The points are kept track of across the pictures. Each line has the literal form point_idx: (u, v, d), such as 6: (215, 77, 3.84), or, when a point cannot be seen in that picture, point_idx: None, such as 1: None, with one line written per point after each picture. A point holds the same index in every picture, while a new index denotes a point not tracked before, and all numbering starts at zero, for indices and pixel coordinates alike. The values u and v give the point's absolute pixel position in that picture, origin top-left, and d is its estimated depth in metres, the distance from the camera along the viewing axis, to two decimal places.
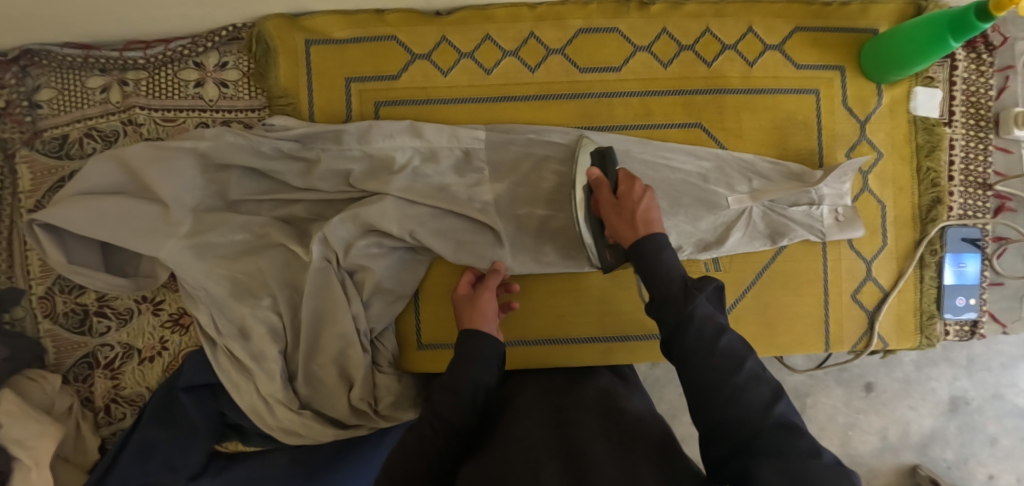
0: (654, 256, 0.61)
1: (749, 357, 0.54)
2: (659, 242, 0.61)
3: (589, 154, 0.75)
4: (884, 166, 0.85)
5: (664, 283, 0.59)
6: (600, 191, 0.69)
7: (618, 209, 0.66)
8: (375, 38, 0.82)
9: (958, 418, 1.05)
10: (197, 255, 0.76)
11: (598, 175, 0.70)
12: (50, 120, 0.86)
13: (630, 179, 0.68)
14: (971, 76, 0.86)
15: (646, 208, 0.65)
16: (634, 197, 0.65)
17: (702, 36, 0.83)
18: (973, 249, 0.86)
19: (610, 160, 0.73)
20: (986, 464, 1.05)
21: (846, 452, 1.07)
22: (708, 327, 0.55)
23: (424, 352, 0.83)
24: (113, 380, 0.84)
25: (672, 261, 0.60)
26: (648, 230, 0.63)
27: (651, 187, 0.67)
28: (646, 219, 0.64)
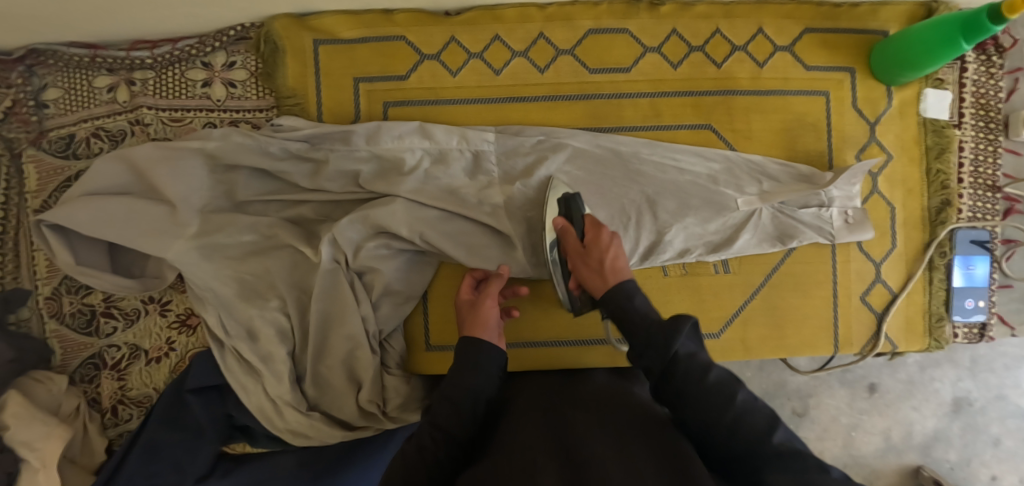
0: (624, 303, 0.64)
1: (741, 389, 0.54)
2: (628, 288, 0.66)
3: (555, 200, 0.76)
4: (894, 168, 0.85)
5: (643, 330, 0.60)
6: (567, 240, 0.73)
7: (585, 258, 0.70)
8: (384, 38, 0.82)
9: (961, 418, 1.05)
10: (206, 255, 0.76)
11: (564, 224, 0.73)
12: (56, 120, 0.85)
13: (595, 227, 0.72)
14: (980, 79, 0.86)
15: (613, 256, 0.69)
16: (600, 245, 0.70)
17: (711, 37, 0.83)
18: (982, 251, 0.86)
19: (576, 205, 0.76)
20: (989, 466, 1.05)
21: (849, 454, 1.06)
22: (695, 363, 0.56)
23: (432, 354, 0.82)
24: (119, 381, 0.83)
25: (645, 304, 0.64)
26: (616, 278, 0.67)
27: (617, 233, 0.72)
28: (614, 267, 0.68)
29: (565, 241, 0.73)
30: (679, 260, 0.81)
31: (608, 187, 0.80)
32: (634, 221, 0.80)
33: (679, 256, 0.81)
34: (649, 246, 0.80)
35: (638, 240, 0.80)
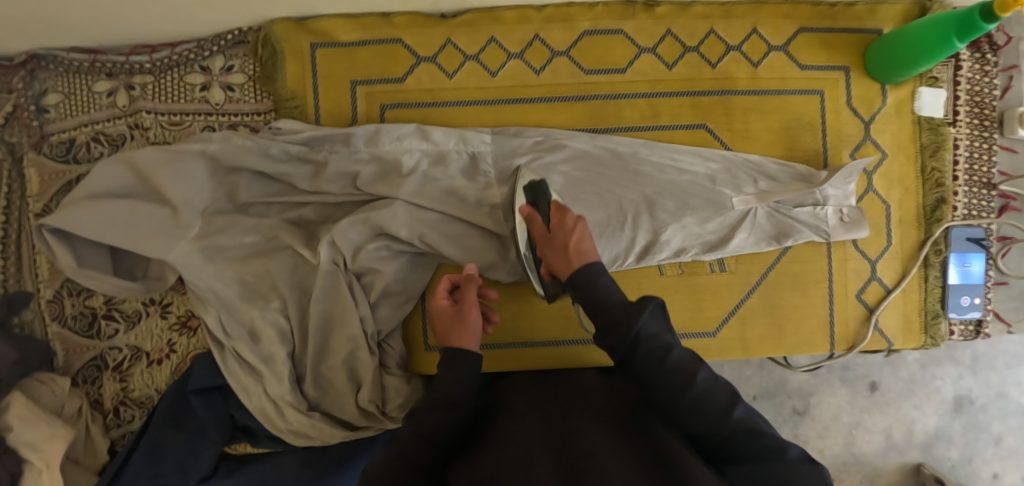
0: (589, 284, 0.66)
1: (700, 369, 0.56)
2: (592, 268, 0.67)
3: (522, 190, 0.77)
4: (890, 166, 0.86)
5: (606, 312, 0.62)
6: (534, 227, 0.74)
7: (551, 242, 0.72)
8: (382, 41, 0.82)
9: (963, 417, 1.05)
10: (207, 257, 0.77)
11: (529, 210, 0.75)
12: (58, 124, 0.86)
13: (560, 211, 0.73)
14: (976, 76, 0.86)
15: (577, 238, 0.71)
16: (565, 229, 0.71)
17: (707, 37, 0.84)
18: (978, 248, 0.86)
19: (542, 194, 0.77)
20: (991, 463, 1.05)
21: (851, 452, 1.06)
22: (658, 343, 0.57)
23: (432, 354, 0.83)
24: (122, 382, 0.84)
25: (607, 285, 0.66)
26: (580, 259, 0.69)
27: (582, 217, 0.73)
28: (578, 249, 0.70)
29: (532, 229, 0.75)
30: (675, 259, 0.81)
31: (606, 187, 0.81)
32: (631, 221, 0.81)
33: (675, 255, 0.81)
34: (646, 245, 0.81)
35: (634, 239, 0.81)
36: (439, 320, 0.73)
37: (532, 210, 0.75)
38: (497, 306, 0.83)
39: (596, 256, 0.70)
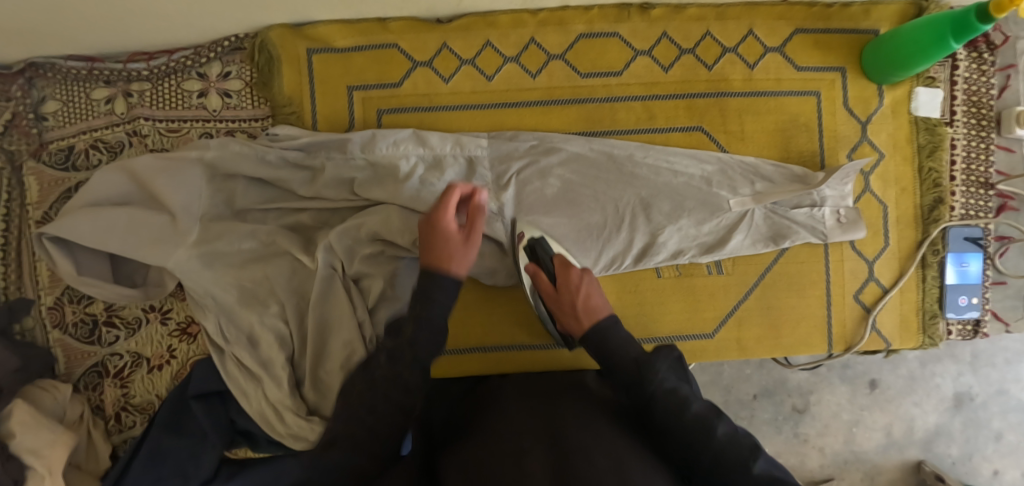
0: (602, 344, 0.72)
1: (720, 423, 0.61)
2: (603, 327, 0.73)
3: (523, 249, 0.78)
4: (887, 166, 0.85)
5: (622, 369, 0.69)
6: (540, 284, 0.77)
7: (560, 301, 0.76)
8: (377, 46, 0.82)
9: (964, 414, 1.05)
10: (205, 264, 0.77)
11: (535, 268, 0.77)
12: (56, 132, 0.87)
13: (566, 268, 0.77)
14: (972, 76, 0.86)
15: (585, 295, 0.75)
16: (572, 289, 0.75)
17: (703, 39, 0.84)
18: (975, 248, 0.86)
19: (544, 249, 0.78)
20: (991, 460, 1.06)
21: (850, 450, 1.06)
22: (674, 397, 0.63)
23: None
24: (122, 389, 0.85)
25: (622, 340, 0.72)
26: (591, 320, 0.74)
27: (586, 270, 0.77)
28: (586, 308, 0.75)
29: (539, 285, 0.78)
30: (672, 262, 0.82)
31: (602, 190, 0.81)
32: (628, 223, 0.81)
33: (672, 257, 0.81)
34: (643, 248, 0.81)
35: (631, 241, 0.81)
36: (441, 240, 0.70)
37: (537, 266, 0.77)
38: (494, 309, 0.83)
39: (604, 310, 0.75)
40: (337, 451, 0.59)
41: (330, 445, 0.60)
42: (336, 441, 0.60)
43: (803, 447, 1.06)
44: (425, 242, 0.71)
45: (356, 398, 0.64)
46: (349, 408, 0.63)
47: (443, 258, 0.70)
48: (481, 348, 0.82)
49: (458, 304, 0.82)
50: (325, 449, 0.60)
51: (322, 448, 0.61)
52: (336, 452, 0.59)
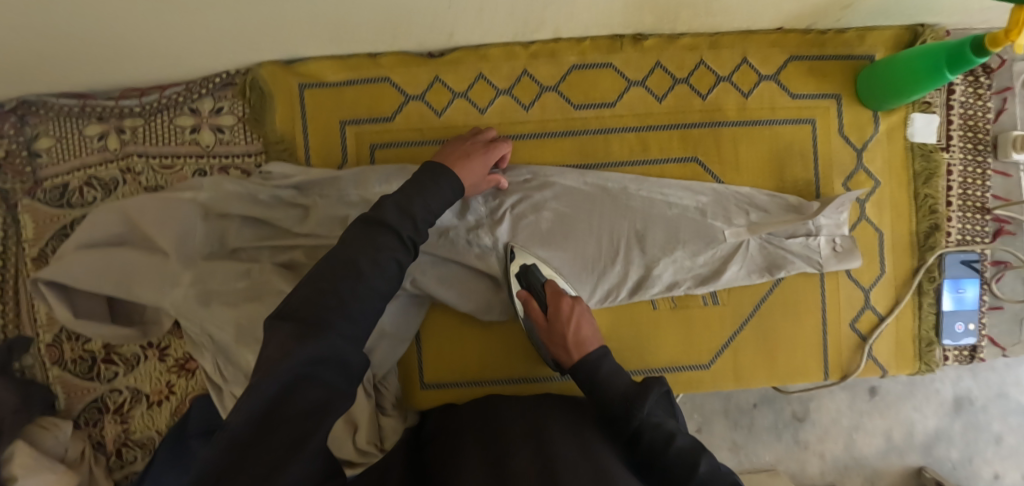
0: (591, 375, 0.71)
1: (703, 460, 0.60)
2: (592, 359, 0.72)
3: (514, 275, 0.78)
4: (882, 194, 0.85)
5: (608, 401, 0.68)
6: (531, 312, 0.77)
7: (550, 332, 0.76)
8: (369, 80, 0.82)
9: (963, 417, 1.06)
10: (201, 303, 0.77)
11: (527, 295, 0.76)
12: (50, 169, 0.86)
13: (557, 297, 0.77)
14: (968, 100, 0.86)
15: (575, 327, 0.75)
16: (563, 319, 0.75)
17: (696, 68, 0.83)
18: (971, 273, 0.86)
19: (535, 276, 0.79)
20: (992, 464, 1.06)
21: (851, 456, 1.06)
22: (660, 432, 0.63)
23: (427, 391, 0.83)
24: (123, 424, 0.85)
25: (612, 370, 0.71)
26: (580, 352, 0.73)
27: (578, 301, 0.77)
28: (576, 340, 0.74)
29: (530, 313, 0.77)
30: (667, 294, 0.81)
31: (596, 222, 0.81)
32: (623, 256, 0.81)
33: (667, 290, 0.81)
34: (638, 279, 0.81)
35: (626, 273, 0.81)
36: (475, 158, 0.74)
37: (529, 294, 0.77)
38: (491, 343, 0.83)
39: (594, 343, 0.75)
40: (325, 336, 0.52)
41: (320, 326, 0.53)
42: (325, 323, 0.53)
43: (803, 453, 1.06)
44: (458, 149, 0.74)
45: (334, 279, 0.57)
46: (331, 287, 0.56)
47: (461, 166, 0.73)
48: (477, 382, 0.83)
49: (455, 339, 0.82)
50: (312, 330, 0.52)
51: (306, 330, 0.52)
52: (326, 335, 0.52)
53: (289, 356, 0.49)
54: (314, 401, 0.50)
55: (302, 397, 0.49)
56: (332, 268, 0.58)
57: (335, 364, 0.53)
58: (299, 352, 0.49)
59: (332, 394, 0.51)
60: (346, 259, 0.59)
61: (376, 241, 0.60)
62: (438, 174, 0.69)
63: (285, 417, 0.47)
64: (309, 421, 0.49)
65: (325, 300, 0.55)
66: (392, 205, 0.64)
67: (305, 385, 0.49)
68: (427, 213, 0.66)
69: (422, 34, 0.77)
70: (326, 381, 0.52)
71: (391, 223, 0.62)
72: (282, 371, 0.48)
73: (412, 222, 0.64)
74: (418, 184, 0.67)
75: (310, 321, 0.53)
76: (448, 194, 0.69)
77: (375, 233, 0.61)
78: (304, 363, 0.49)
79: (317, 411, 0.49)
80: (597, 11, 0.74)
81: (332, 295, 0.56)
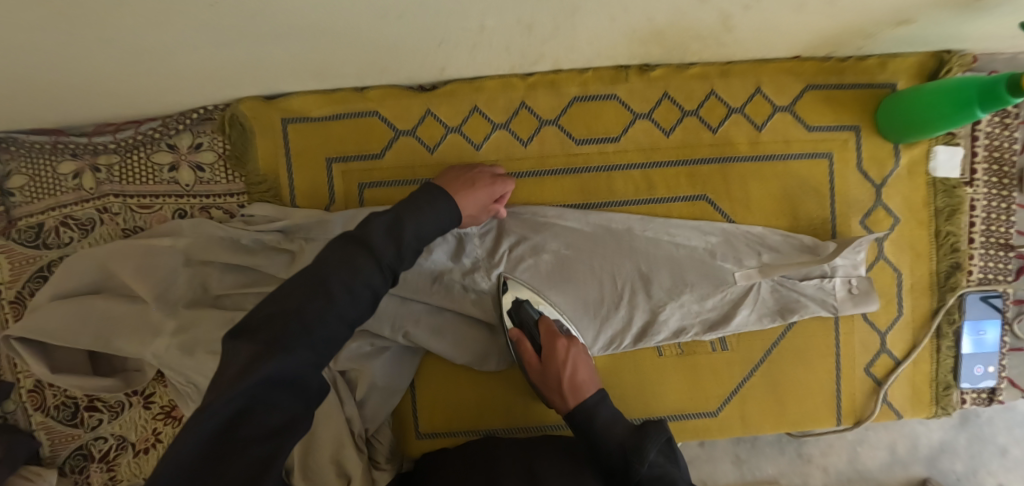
0: (587, 423, 0.67)
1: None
2: (587, 405, 0.68)
3: (507, 311, 0.74)
4: (901, 233, 0.81)
5: (606, 453, 0.63)
6: (524, 353, 0.73)
7: (544, 376, 0.72)
8: (357, 115, 0.78)
9: (968, 428, 0.94)
10: (185, 353, 0.72)
11: (519, 334, 0.73)
12: (24, 207, 0.80)
13: (551, 338, 0.73)
14: (995, 130, 0.80)
15: (571, 370, 0.71)
16: (558, 363, 0.71)
17: (706, 99, 0.77)
18: (994, 314, 0.82)
19: (528, 313, 0.74)
20: (997, 474, 0.93)
21: (855, 469, 0.94)
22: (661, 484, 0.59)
23: (424, 441, 0.79)
24: (109, 472, 0.82)
25: (609, 419, 0.67)
26: (576, 398, 0.69)
27: (573, 342, 0.73)
28: (573, 385, 0.70)
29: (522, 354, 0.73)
30: (674, 340, 0.77)
31: (599, 266, 0.76)
32: (628, 301, 0.76)
33: (674, 336, 0.77)
34: (643, 326, 0.77)
35: (631, 318, 0.77)
36: (480, 188, 0.71)
37: (522, 334, 0.73)
38: (490, 390, 0.79)
39: (591, 388, 0.71)
40: (287, 358, 0.47)
41: (281, 347, 0.48)
42: (288, 345, 0.48)
43: (806, 467, 0.94)
44: (464, 178, 0.71)
45: (300, 296, 0.52)
46: (296, 307, 0.51)
47: (463, 194, 0.69)
48: (476, 430, 0.80)
49: (451, 387, 0.79)
50: (272, 351, 0.47)
51: (267, 349, 0.47)
52: (288, 356, 0.47)
53: (247, 375, 0.45)
54: (272, 424, 0.46)
55: (258, 417, 0.45)
56: (301, 287, 0.53)
57: (294, 387, 0.48)
58: (258, 372, 0.45)
59: (290, 418, 0.47)
60: (318, 279, 0.53)
61: (352, 261, 0.55)
62: (435, 197, 0.65)
63: (237, 439, 0.43)
64: (264, 443, 0.44)
65: (289, 321, 0.50)
66: (383, 222, 0.60)
67: (261, 404, 0.45)
68: (414, 239, 0.60)
69: (411, 69, 0.72)
70: (284, 404, 0.47)
71: (372, 244, 0.56)
72: (237, 390, 0.44)
73: (396, 245, 0.58)
74: (412, 204, 0.63)
75: (270, 342, 0.48)
76: (442, 220, 0.65)
77: (351, 253, 0.55)
78: (260, 383, 0.45)
79: (275, 434, 0.45)
80: (599, 44, 0.69)
81: (298, 315, 0.50)
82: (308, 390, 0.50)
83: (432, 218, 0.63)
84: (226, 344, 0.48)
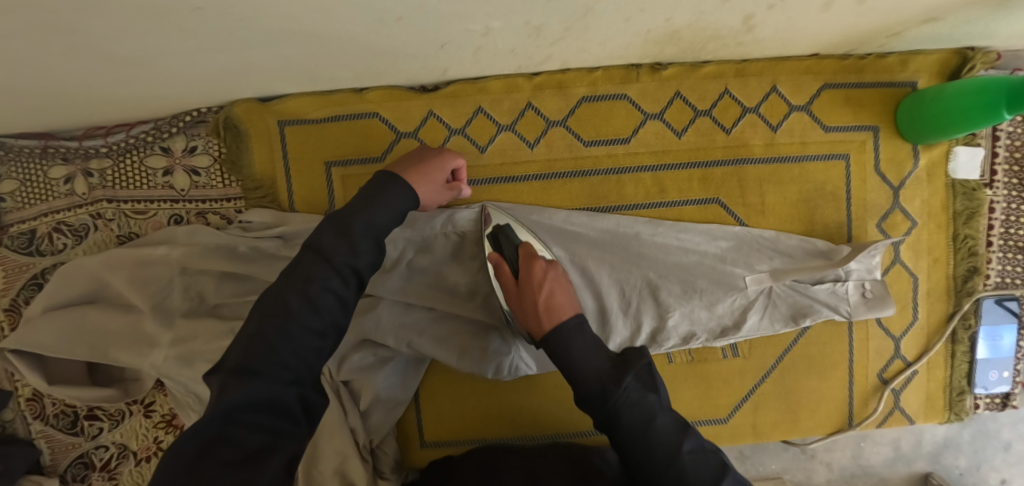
0: (563, 351, 0.56)
1: (686, 439, 0.50)
2: (564, 330, 0.57)
3: (486, 235, 0.70)
4: (919, 237, 0.79)
5: (581, 380, 0.53)
6: (502, 277, 0.64)
7: (519, 300, 0.62)
8: (356, 117, 0.75)
9: (973, 425, 0.88)
10: (184, 363, 0.70)
11: (496, 257, 0.65)
12: (15, 214, 0.77)
13: (529, 260, 0.64)
14: (1017, 130, 0.77)
15: (547, 293, 0.60)
16: (533, 283, 0.61)
17: (720, 99, 0.75)
18: (1010, 319, 0.80)
19: (507, 239, 0.69)
20: (1000, 470, 0.88)
21: (858, 465, 0.88)
22: (640, 411, 0.50)
23: (429, 450, 0.78)
24: (111, 480, 0.81)
25: (585, 346, 0.55)
26: (550, 319, 0.58)
27: (554, 267, 0.63)
28: (547, 306, 0.59)
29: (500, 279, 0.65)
30: (683, 347, 0.74)
31: (604, 273, 0.74)
32: (635, 308, 0.74)
33: (684, 342, 0.74)
34: (651, 333, 0.74)
35: (638, 327, 0.74)
36: (430, 164, 0.65)
37: (500, 257, 0.66)
38: (497, 400, 0.78)
39: (570, 310, 0.59)
40: (257, 383, 0.46)
41: (249, 372, 0.47)
42: (256, 370, 0.47)
43: (810, 463, 0.88)
44: (409, 163, 0.65)
45: (261, 319, 0.50)
46: (257, 330, 0.49)
47: (418, 177, 0.63)
48: (482, 439, 0.78)
49: (458, 397, 0.78)
50: (239, 379, 0.46)
51: (236, 375, 0.47)
52: (258, 380, 0.47)
53: (215, 405, 0.45)
54: (250, 448, 0.45)
55: (236, 444, 0.44)
56: (261, 310, 0.50)
57: (273, 409, 0.47)
58: (226, 400, 0.45)
59: (272, 441, 0.46)
60: (273, 299, 0.51)
61: (305, 272, 0.52)
62: (386, 184, 0.59)
63: (213, 467, 0.42)
64: (244, 469, 0.43)
65: (253, 345, 0.48)
66: (330, 228, 0.55)
67: (237, 430, 0.45)
68: (370, 229, 0.55)
69: (413, 71, 0.69)
70: (264, 427, 0.46)
71: (324, 249, 0.53)
72: (205, 421, 0.44)
73: (351, 243, 0.53)
74: (362, 198, 0.57)
75: (238, 370, 0.47)
76: (401, 208, 0.59)
77: (305, 264, 0.52)
78: (228, 411, 0.44)
79: (254, 458, 0.44)
80: (610, 45, 0.66)
81: (259, 340, 0.48)
82: (291, 410, 0.48)
83: (387, 207, 0.57)
84: (205, 378, 0.48)
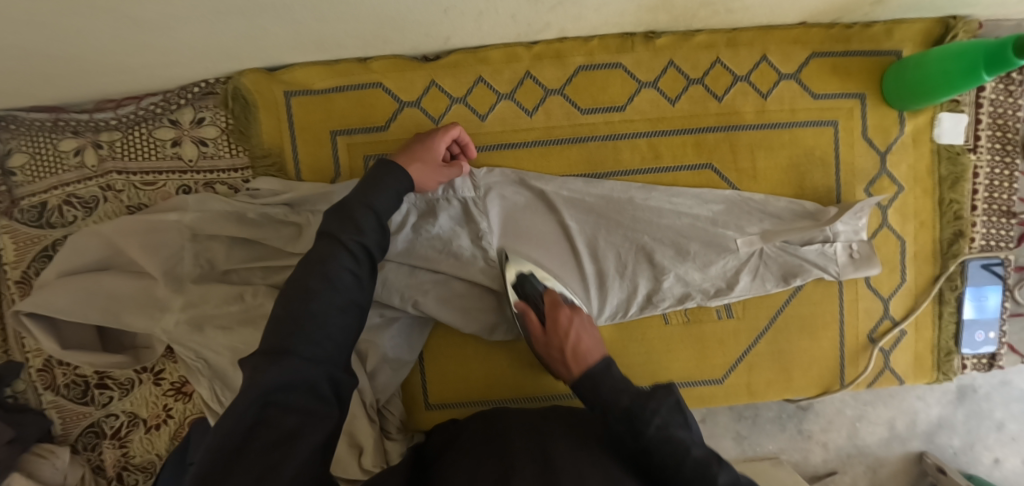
0: (591, 390, 0.64)
1: (722, 471, 0.55)
2: (592, 373, 0.66)
3: (512, 284, 0.73)
4: (906, 201, 0.82)
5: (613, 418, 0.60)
6: (530, 326, 0.72)
7: (549, 346, 0.71)
8: (360, 87, 0.77)
9: (967, 405, 0.91)
10: (194, 328, 0.71)
11: (523, 304, 0.72)
12: (25, 187, 0.78)
13: (555, 307, 0.72)
14: (999, 98, 0.80)
15: (573, 339, 0.70)
16: (561, 333, 0.70)
17: (712, 68, 0.78)
18: (994, 281, 0.83)
19: (533, 286, 0.73)
20: (993, 449, 0.91)
21: (854, 444, 0.91)
22: (675, 449, 0.56)
23: (432, 412, 0.80)
24: (122, 449, 0.83)
25: (615, 384, 0.63)
26: (579, 366, 0.68)
27: (576, 312, 0.72)
28: (575, 353, 0.69)
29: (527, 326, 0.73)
30: (679, 307, 0.77)
31: (602, 236, 0.76)
32: (630, 270, 0.76)
33: (679, 303, 0.77)
34: (648, 293, 0.77)
35: (635, 288, 0.76)
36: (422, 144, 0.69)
37: (527, 304, 0.73)
38: (498, 363, 0.80)
39: (597, 354, 0.69)
40: (286, 361, 0.49)
41: (280, 352, 0.49)
42: (289, 349, 0.50)
43: (806, 443, 0.91)
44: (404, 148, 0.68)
45: (287, 305, 0.53)
46: (284, 312, 0.52)
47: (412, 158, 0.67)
48: (486, 401, 0.81)
49: (460, 360, 0.80)
50: (269, 359, 0.49)
51: (269, 356, 0.49)
52: (289, 359, 0.49)
53: (251, 390, 0.47)
54: (282, 429, 0.48)
55: (271, 426, 0.47)
56: (284, 296, 0.53)
57: (307, 391, 0.50)
58: (261, 386, 0.47)
59: (302, 422, 0.49)
60: (295, 282, 0.54)
61: (321, 254, 0.55)
62: (383, 172, 0.62)
63: (252, 452, 0.46)
64: (280, 449, 0.47)
65: (281, 328, 0.51)
66: (337, 208, 0.59)
67: (274, 413, 0.48)
68: (375, 214, 0.59)
69: (416, 39, 0.72)
70: (297, 409, 0.49)
71: (337, 235, 0.56)
72: (246, 402, 0.46)
73: (360, 225, 0.57)
74: (362, 185, 0.61)
75: (273, 348, 0.50)
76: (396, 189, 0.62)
77: (321, 249, 0.56)
78: (266, 394, 0.47)
79: (287, 440, 0.47)
80: (606, 12, 0.69)
81: (285, 321, 0.51)
82: (318, 386, 0.50)
83: (388, 192, 0.61)
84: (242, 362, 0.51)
